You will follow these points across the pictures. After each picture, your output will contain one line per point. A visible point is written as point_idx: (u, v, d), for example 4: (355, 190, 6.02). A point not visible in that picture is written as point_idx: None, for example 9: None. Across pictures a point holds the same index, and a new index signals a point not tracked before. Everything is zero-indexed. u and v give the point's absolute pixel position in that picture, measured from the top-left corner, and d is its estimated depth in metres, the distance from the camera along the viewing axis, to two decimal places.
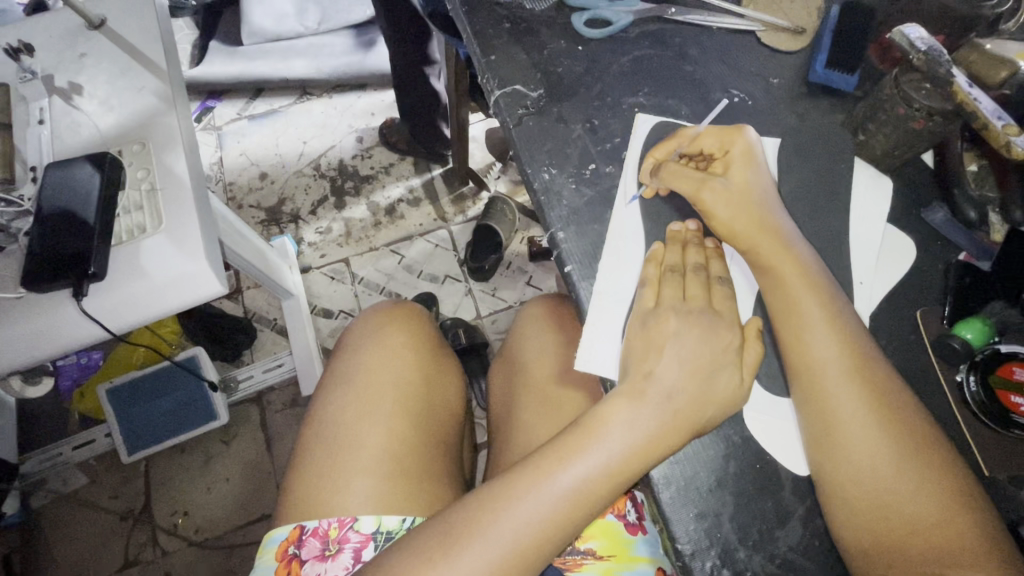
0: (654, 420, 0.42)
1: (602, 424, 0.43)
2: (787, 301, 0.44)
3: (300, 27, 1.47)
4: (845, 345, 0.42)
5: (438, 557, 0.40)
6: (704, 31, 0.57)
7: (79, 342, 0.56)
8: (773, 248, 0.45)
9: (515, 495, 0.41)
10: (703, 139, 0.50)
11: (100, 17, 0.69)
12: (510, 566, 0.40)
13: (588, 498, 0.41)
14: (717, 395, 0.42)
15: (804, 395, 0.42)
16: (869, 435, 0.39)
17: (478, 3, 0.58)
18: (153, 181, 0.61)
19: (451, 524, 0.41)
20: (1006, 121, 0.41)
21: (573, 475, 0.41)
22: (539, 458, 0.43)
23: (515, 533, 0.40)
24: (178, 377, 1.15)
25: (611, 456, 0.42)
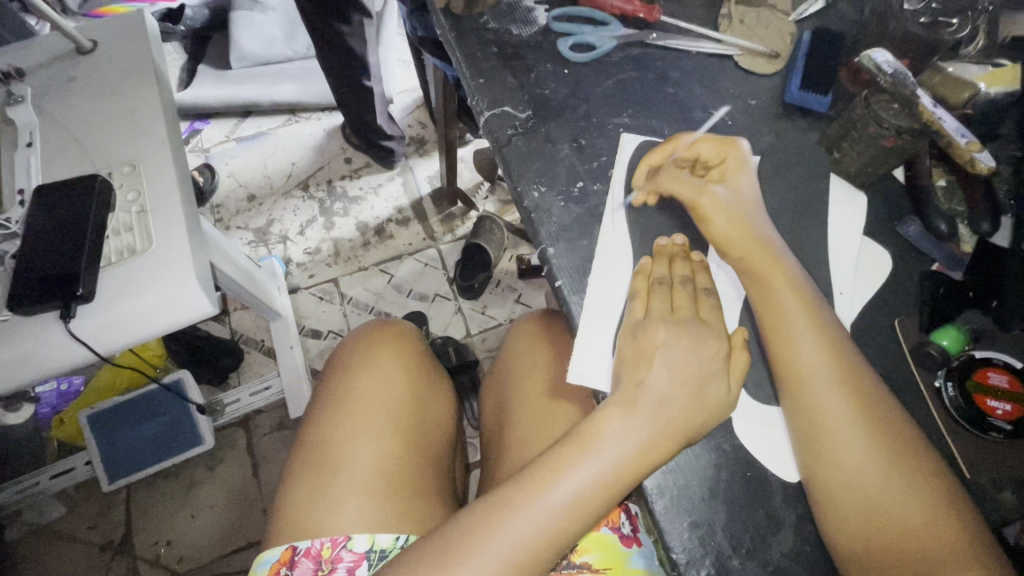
0: (649, 430, 0.43)
1: (598, 435, 0.43)
2: (769, 306, 0.46)
3: (289, 51, 1.50)
4: (829, 350, 0.43)
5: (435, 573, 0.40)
6: (684, 55, 0.59)
7: (64, 366, 0.55)
8: (759, 256, 0.47)
9: (512, 509, 0.41)
10: (699, 146, 0.51)
11: (90, 42, 0.70)
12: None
13: (584, 507, 0.41)
14: (707, 402, 0.43)
15: (793, 400, 0.43)
16: (855, 438, 0.40)
17: (467, 28, 0.60)
18: (143, 203, 0.61)
19: (449, 539, 0.41)
20: (969, 139, 0.44)
21: (569, 484, 0.42)
22: (534, 470, 0.43)
23: (512, 545, 0.40)
24: (162, 403, 1.14)
25: (606, 466, 0.42)
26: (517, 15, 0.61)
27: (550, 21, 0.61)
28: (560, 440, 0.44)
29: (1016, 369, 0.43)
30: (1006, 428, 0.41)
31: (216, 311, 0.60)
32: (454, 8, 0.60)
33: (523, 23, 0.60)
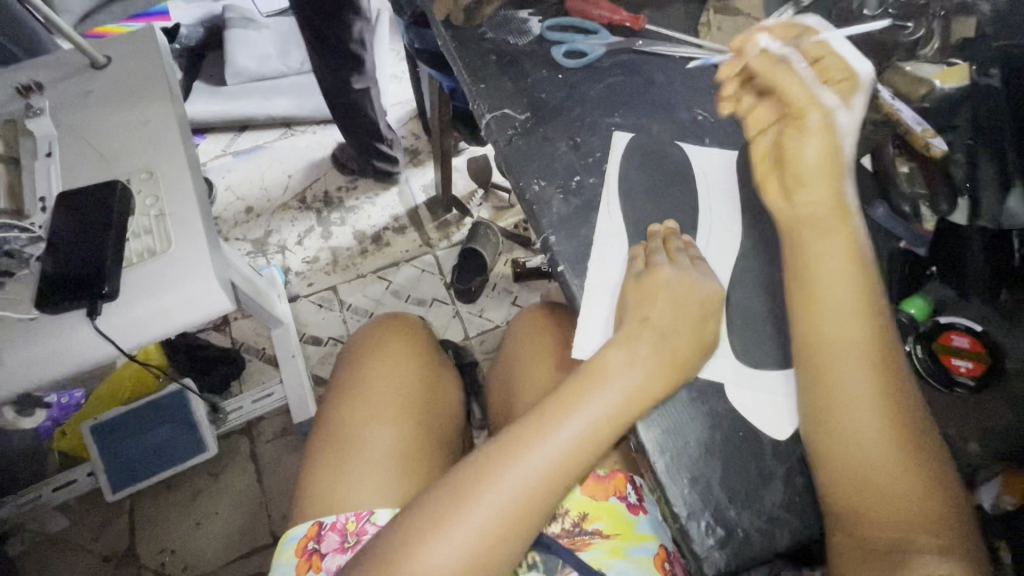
0: (645, 373, 0.46)
1: (600, 379, 0.47)
2: (806, 264, 0.47)
3: (283, 67, 1.54)
4: (854, 308, 0.44)
5: (451, 510, 0.44)
6: (667, 59, 0.64)
7: (90, 360, 0.58)
8: (818, 203, 0.47)
9: (522, 452, 0.45)
10: (808, 49, 0.52)
11: (105, 57, 0.74)
12: (518, 514, 0.44)
13: (588, 446, 0.45)
14: (696, 342, 0.48)
15: (815, 365, 0.44)
16: (870, 410, 0.42)
17: (466, 39, 0.65)
18: (162, 207, 0.64)
19: (464, 477, 0.45)
20: (924, 127, 0.52)
21: (574, 428, 0.45)
22: (540, 410, 0.47)
23: (522, 481, 0.44)
24: (163, 413, 1.14)
25: (608, 407, 0.46)
26: (512, 26, 0.66)
27: (542, 31, 0.65)
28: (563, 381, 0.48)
29: (976, 332, 0.47)
30: (970, 384, 0.45)
31: (233, 307, 0.63)
32: (453, 19, 0.64)
33: (518, 33, 0.65)
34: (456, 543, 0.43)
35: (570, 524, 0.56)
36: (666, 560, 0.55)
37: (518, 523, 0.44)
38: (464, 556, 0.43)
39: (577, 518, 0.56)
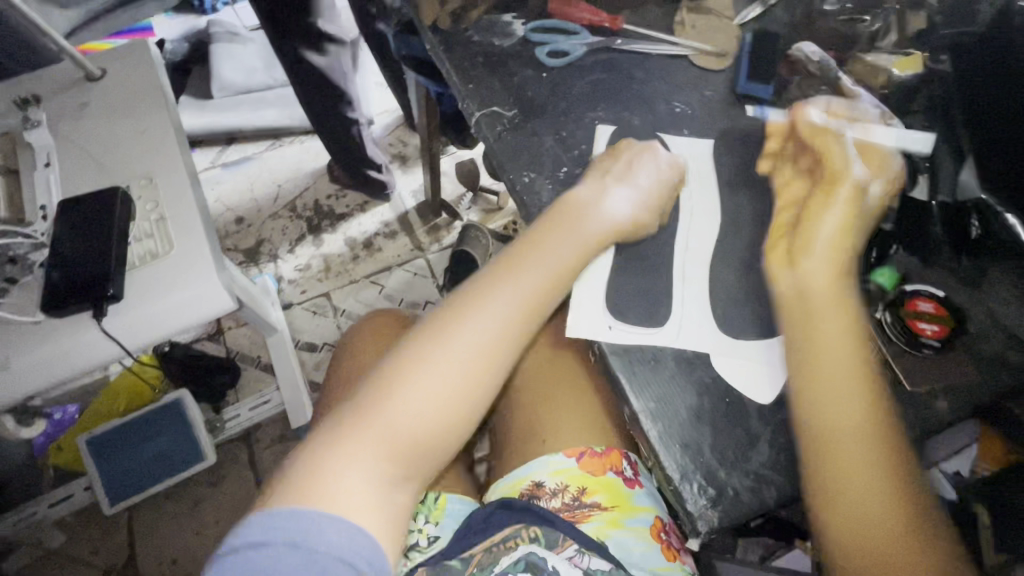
0: (588, 235, 0.53)
1: (549, 240, 0.53)
2: (813, 333, 0.46)
3: (269, 79, 1.55)
4: (858, 370, 0.45)
5: (420, 354, 0.48)
6: (645, 57, 0.68)
7: (97, 360, 0.60)
8: (823, 277, 0.47)
9: (481, 302, 0.50)
10: (875, 153, 0.52)
11: (100, 69, 0.75)
12: (483, 357, 0.48)
13: (557, 276, 0.52)
14: (651, 193, 0.55)
15: (810, 390, 0.45)
16: (858, 442, 0.43)
17: (453, 42, 0.68)
18: (162, 212, 0.66)
19: (428, 328, 0.49)
20: (881, 109, 0.57)
21: (544, 260, 0.52)
22: (513, 251, 0.53)
23: (499, 311, 0.50)
24: (160, 423, 1.13)
25: (574, 241, 0.53)
26: (496, 29, 0.69)
27: (526, 33, 0.68)
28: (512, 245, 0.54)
29: (939, 297, 0.50)
30: (935, 345, 0.48)
31: (235, 306, 0.65)
32: (441, 23, 0.68)
33: (503, 36, 0.68)
34: (427, 383, 0.47)
35: (569, 498, 0.57)
36: (661, 529, 0.58)
37: (483, 368, 0.48)
38: (437, 396, 0.47)
39: (575, 492, 0.57)
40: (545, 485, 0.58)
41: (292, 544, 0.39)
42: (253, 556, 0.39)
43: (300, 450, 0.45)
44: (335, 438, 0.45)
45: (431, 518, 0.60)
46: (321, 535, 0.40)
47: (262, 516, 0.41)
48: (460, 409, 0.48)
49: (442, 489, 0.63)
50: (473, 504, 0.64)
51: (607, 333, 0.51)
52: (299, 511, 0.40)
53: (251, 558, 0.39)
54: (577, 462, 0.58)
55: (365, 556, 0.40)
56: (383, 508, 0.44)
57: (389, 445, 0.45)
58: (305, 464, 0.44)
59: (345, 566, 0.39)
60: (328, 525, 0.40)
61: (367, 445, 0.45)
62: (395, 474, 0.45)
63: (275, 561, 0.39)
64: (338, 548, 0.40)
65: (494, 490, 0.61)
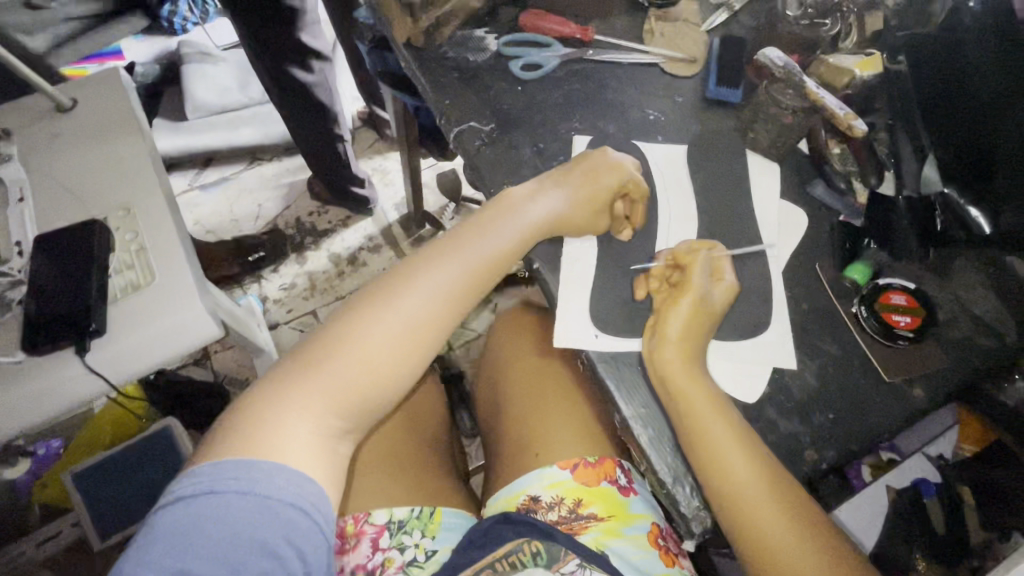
0: (538, 206, 0.55)
1: (496, 211, 0.56)
2: (690, 420, 0.46)
3: (244, 98, 1.52)
4: (730, 433, 0.45)
5: (367, 317, 0.49)
6: (617, 65, 0.69)
7: (81, 397, 0.59)
8: (679, 369, 0.47)
9: (427, 269, 0.52)
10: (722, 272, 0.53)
11: (71, 99, 0.74)
12: (426, 320, 0.50)
13: (500, 254, 0.54)
14: (609, 183, 0.55)
15: (704, 464, 0.45)
16: (765, 503, 0.43)
17: (428, 59, 0.68)
18: (142, 242, 0.65)
19: (376, 292, 0.51)
20: (845, 110, 0.56)
21: (491, 239, 0.54)
22: (464, 228, 0.55)
23: (443, 283, 0.51)
24: (147, 453, 1.09)
25: (522, 220, 0.55)
26: (470, 44, 0.69)
27: (499, 46, 0.69)
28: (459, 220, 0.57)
29: (911, 289, 0.52)
30: (909, 335, 0.50)
31: (222, 333, 0.65)
32: (414, 42, 0.69)
33: (477, 50, 0.69)
34: (372, 343, 0.48)
35: (565, 510, 0.58)
36: (659, 535, 0.58)
37: (426, 329, 0.50)
38: (381, 355, 0.48)
39: (571, 504, 0.58)
40: (541, 498, 0.58)
41: (242, 492, 0.39)
42: (202, 504, 0.38)
43: (243, 401, 0.46)
44: (280, 391, 0.46)
45: (428, 533, 0.59)
46: (271, 482, 0.40)
47: (208, 464, 0.40)
48: (403, 368, 0.49)
49: (438, 504, 0.63)
50: (469, 518, 0.64)
51: (593, 342, 0.51)
52: (248, 459, 0.40)
53: (201, 505, 0.38)
54: (571, 474, 0.59)
55: (314, 503, 0.41)
56: (326, 459, 0.44)
57: (332, 399, 0.46)
58: (249, 414, 0.44)
59: (295, 509, 0.40)
60: (277, 474, 0.41)
61: (311, 401, 0.46)
62: (337, 426, 0.46)
63: (226, 509, 0.38)
64: (289, 494, 0.40)
65: (491, 504, 0.62)
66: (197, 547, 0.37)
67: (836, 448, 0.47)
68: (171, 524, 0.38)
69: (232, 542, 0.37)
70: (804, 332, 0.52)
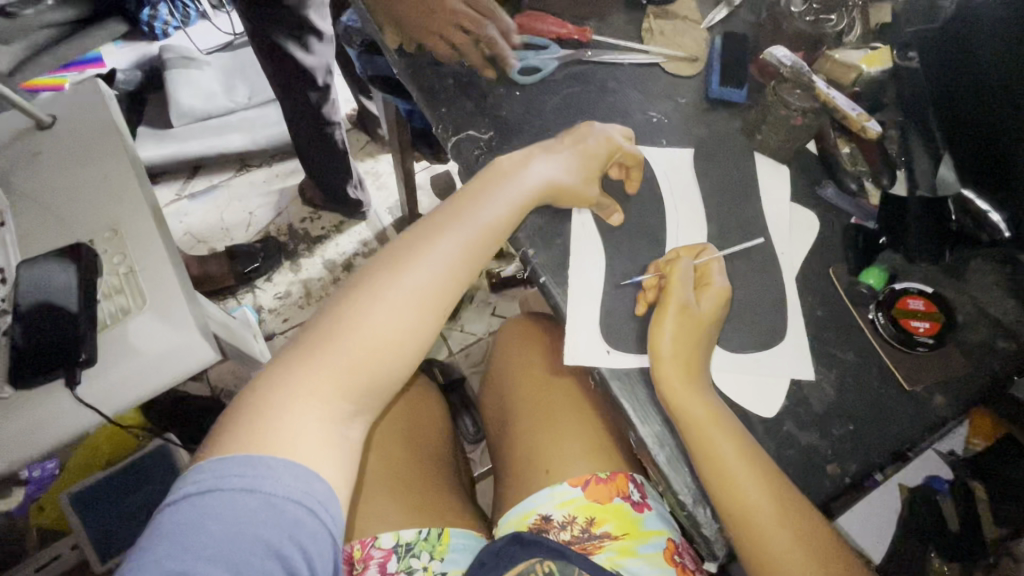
0: (535, 173, 0.54)
1: (492, 180, 0.54)
2: (703, 445, 0.44)
3: (230, 103, 1.46)
4: (738, 454, 0.43)
5: (364, 295, 0.47)
6: (617, 66, 0.67)
7: (71, 431, 0.57)
8: (676, 382, 0.45)
9: (423, 244, 0.50)
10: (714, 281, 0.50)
11: (49, 116, 0.71)
12: (428, 294, 0.48)
13: (502, 222, 0.52)
14: (597, 152, 0.56)
15: (718, 486, 0.43)
16: (779, 525, 0.42)
17: (422, 65, 0.66)
18: (131, 264, 0.63)
19: (372, 271, 0.49)
20: (857, 111, 0.55)
21: (490, 207, 0.52)
22: (460, 200, 0.53)
23: (445, 252, 0.50)
24: (146, 472, 1.06)
25: (519, 188, 0.53)
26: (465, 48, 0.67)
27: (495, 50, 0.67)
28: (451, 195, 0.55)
29: (929, 294, 0.51)
30: (929, 342, 0.49)
31: (219, 355, 0.62)
32: (407, 48, 0.67)
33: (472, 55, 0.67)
34: (374, 321, 0.46)
35: (578, 530, 0.56)
36: (674, 552, 0.56)
37: (428, 303, 0.48)
38: (383, 332, 0.46)
39: (583, 523, 0.57)
40: (553, 518, 0.57)
41: (247, 488, 0.36)
42: (204, 502, 0.35)
43: (246, 391, 0.43)
44: (281, 379, 0.43)
45: (436, 555, 0.58)
46: (277, 477, 0.37)
47: (211, 461, 0.38)
48: (407, 346, 0.47)
49: (446, 524, 0.61)
50: (478, 538, 0.63)
51: (605, 358, 0.50)
52: (252, 454, 0.38)
53: (203, 502, 0.35)
54: (583, 491, 0.58)
55: (321, 499, 0.38)
56: (337, 446, 0.42)
57: (336, 383, 0.44)
58: (251, 405, 0.41)
59: (302, 507, 0.37)
60: (284, 467, 0.38)
61: (319, 382, 0.43)
62: (345, 410, 0.44)
63: (228, 506, 0.35)
64: (296, 489, 0.37)
65: (502, 524, 0.61)
66: (199, 550, 0.34)
67: (859, 461, 0.46)
68: (172, 525, 0.35)
69: (234, 543, 0.34)
70: (820, 340, 0.51)
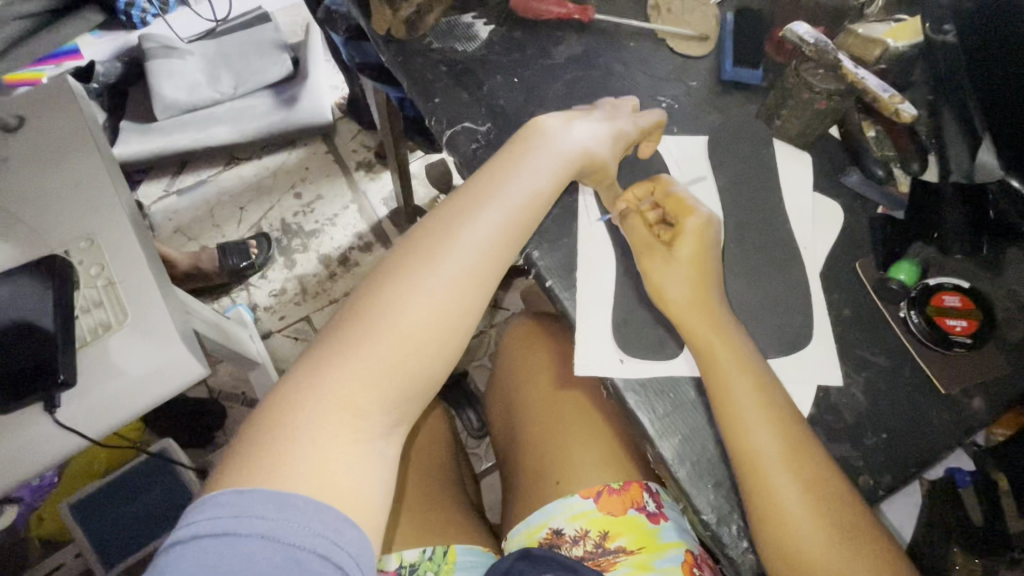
0: (570, 144, 0.50)
1: (525, 151, 0.49)
2: (745, 451, 0.41)
3: (215, 93, 1.37)
4: (782, 453, 0.41)
5: (396, 288, 0.41)
6: (622, 47, 0.62)
7: (53, 457, 0.53)
8: (725, 362, 0.44)
9: (457, 229, 0.44)
10: (686, 225, 0.49)
11: (16, 119, 0.66)
12: (466, 288, 0.42)
13: (541, 198, 0.48)
14: (628, 134, 0.52)
15: (752, 483, 0.41)
16: (819, 533, 0.39)
17: (412, 52, 0.61)
18: (110, 275, 0.59)
19: (405, 257, 0.43)
20: (890, 92, 0.50)
21: (527, 183, 0.47)
22: (493, 172, 0.47)
23: (484, 234, 0.44)
24: (147, 476, 0.96)
25: (555, 161, 0.49)
26: (458, 32, 0.62)
27: (490, 34, 0.62)
28: (481, 168, 0.48)
29: (964, 289, 0.49)
30: (966, 342, 0.47)
31: (208, 369, 0.59)
32: (395, 33, 0.61)
33: (466, 39, 0.62)
34: (409, 320, 0.40)
35: (591, 544, 0.54)
36: (693, 564, 0.54)
37: (467, 299, 0.42)
38: (421, 332, 0.41)
39: (597, 537, 0.54)
40: (565, 532, 0.54)
41: (268, 537, 0.31)
42: (220, 550, 0.31)
43: (266, 405, 0.37)
44: (304, 389, 0.37)
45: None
46: (304, 523, 0.32)
47: (229, 492, 0.32)
48: (446, 348, 0.42)
49: (452, 540, 0.59)
50: (486, 554, 0.61)
51: (619, 368, 0.47)
52: (278, 492, 0.33)
53: (217, 549, 0.31)
54: (595, 503, 0.55)
55: (354, 552, 0.33)
56: (373, 468, 0.37)
57: (370, 394, 0.38)
58: (272, 422, 0.36)
59: (332, 564, 0.32)
60: (312, 509, 0.33)
61: (353, 390, 0.38)
62: (381, 422, 0.39)
63: (247, 560, 0.30)
64: (325, 538, 0.32)
65: (512, 538, 0.59)
66: None
67: (892, 472, 0.44)
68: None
69: None
70: (848, 342, 0.48)
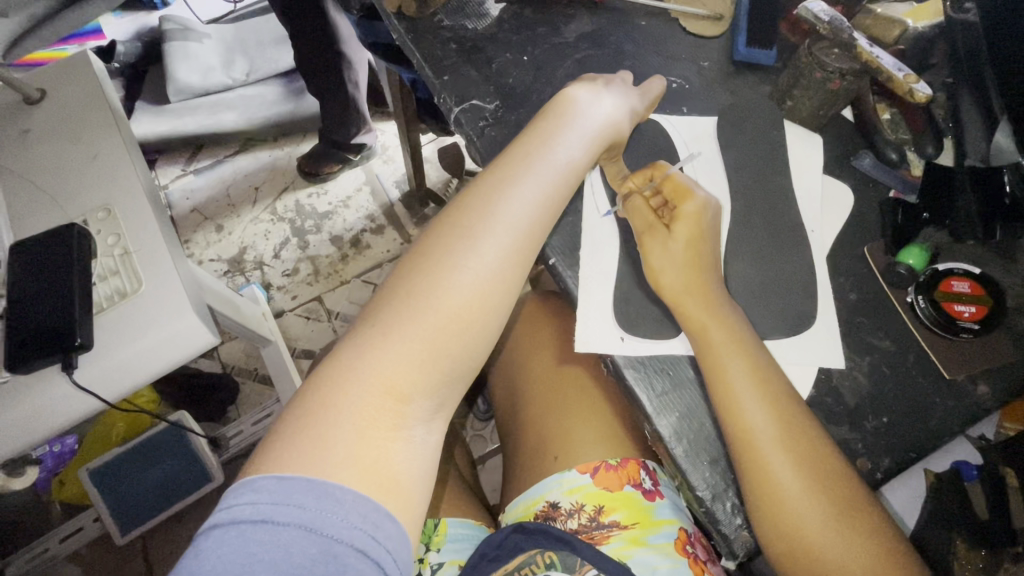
0: (595, 121, 0.50)
1: (551, 130, 0.49)
2: (751, 440, 0.41)
3: (227, 79, 1.39)
4: (780, 434, 0.41)
5: (435, 271, 0.41)
6: (635, 26, 0.62)
7: (74, 416, 0.56)
8: (727, 344, 0.44)
9: (490, 212, 0.44)
10: (684, 209, 0.48)
11: (37, 91, 0.67)
12: (502, 273, 0.42)
13: (565, 178, 0.47)
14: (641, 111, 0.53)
15: (755, 474, 0.41)
16: (835, 527, 0.39)
17: (423, 29, 0.61)
18: (125, 245, 0.60)
19: (440, 240, 0.43)
20: (905, 72, 0.49)
21: (557, 164, 0.47)
22: (525, 151, 0.47)
23: (518, 215, 0.44)
24: (160, 446, 0.96)
25: (580, 141, 0.49)
26: (469, 10, 0.62)
27: (501, 13, 0.62)
28: (509, 148, 0.48)
29: (975, 274, 0.48)
30: (974, 328, 0.46)
31: (217, 338, 0.60)
32: (407, 11, 0.61)
33: (476, 17, 0.62)
34: (448, 303, 0.40)
35: (586, 518, 0.54)
36: (686, 542, 0.54)
37: (505, 282, 0.43)
38: (463, 315, 0.41)
39: (592, 512, 0.55)
40: (560, 506, 0.55)
41: (305, 528, 0.32)
42: (258, 537, 0.32)
43: (310, 390, 0.38)
44: (344, 373, 0.38)
45: (432, 546, 0.58)
46: (340, 514, 0.33)
47: (268, 478, 0.33)
48: (483, 330, 0.42)
49: (443, 515, 0.61)
50: (480, 527, 0.62)
51: (619, 345, 0.47)
52: (314, 480, 0.34)
53: (251, 535, 0.31)
54: (591, 478, 0.56)
55: (389, 548, 0.34)
56: (412, 453, 0.38)
57: (412, 378, 0.39)
58: (315, 406, 0.37)
59: (367, 557, 0.33)
60: (349, 499, 0.34)
61: (396, 375, 0.38)
62: (424, 408, 0.40)
63: (279, 544, 0.31)
64: (360, 530, 0.33)
65: (509, 512, 0.60)
66: None
67: (891, 456, 0.44)
68: (213, 562, 0.31)
69: None
70: (852, 325, 0.48)
